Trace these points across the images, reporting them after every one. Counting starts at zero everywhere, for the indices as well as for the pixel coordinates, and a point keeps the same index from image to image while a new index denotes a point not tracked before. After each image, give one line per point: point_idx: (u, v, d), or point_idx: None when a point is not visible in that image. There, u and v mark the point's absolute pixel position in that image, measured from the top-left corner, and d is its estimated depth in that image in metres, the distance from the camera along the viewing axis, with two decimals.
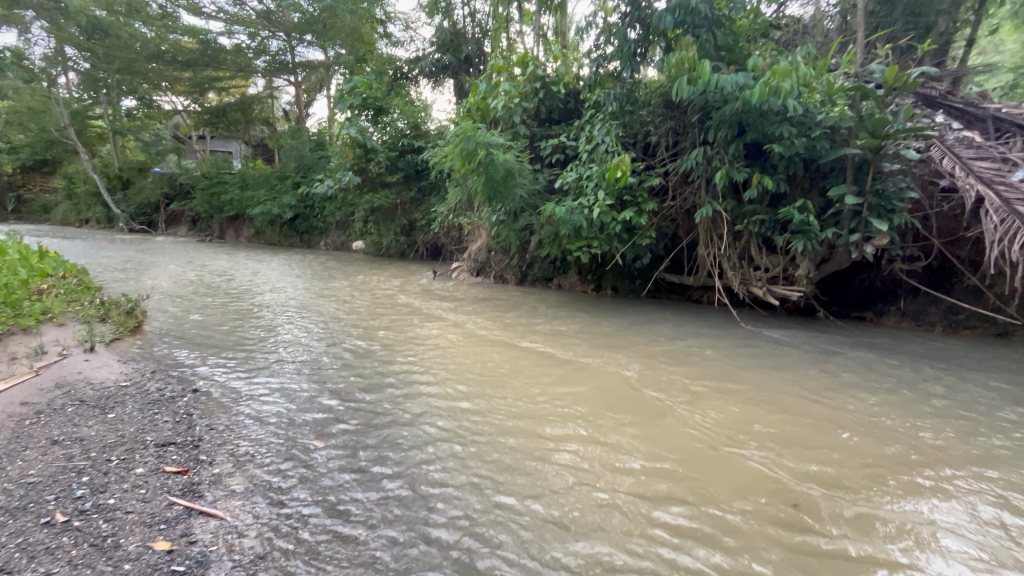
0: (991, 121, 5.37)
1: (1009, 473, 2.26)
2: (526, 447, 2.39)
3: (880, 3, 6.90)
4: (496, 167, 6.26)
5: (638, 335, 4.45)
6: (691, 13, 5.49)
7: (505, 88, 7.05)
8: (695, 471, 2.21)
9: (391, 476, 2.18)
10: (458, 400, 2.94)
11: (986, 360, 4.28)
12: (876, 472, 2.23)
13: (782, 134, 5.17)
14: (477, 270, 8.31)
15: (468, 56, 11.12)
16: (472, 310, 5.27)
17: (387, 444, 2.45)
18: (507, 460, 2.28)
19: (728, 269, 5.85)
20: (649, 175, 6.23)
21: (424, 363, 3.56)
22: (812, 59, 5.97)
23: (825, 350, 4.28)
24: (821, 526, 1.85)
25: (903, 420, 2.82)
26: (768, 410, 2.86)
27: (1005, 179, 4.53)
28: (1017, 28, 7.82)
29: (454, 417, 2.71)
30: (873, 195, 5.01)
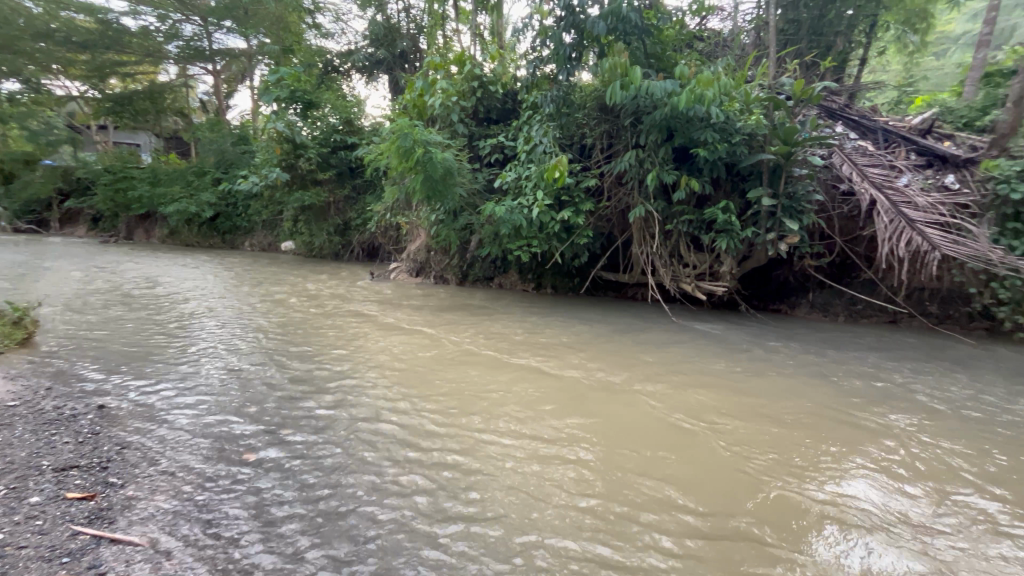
0: (881, 132, 6.04)
1: (897, 454, 2.57)
2: (476, 457, 2.38)
3: (789, 22, 7.59)
4: (435, 165, 6.16)
5: (580, 336, 4.57)
6: (622, 20, 5.75)
7: (442, 86, 6.99)
8: (638, 471, 2.31)
9: (332, 488, 2.10)
10: (405, 410, 2.87)
11: (878, 346, 4.82)
12: (790, 459, 2.46)
13: (706, 139, 5.50)
14: (416, 270, 8.17)
15: (404, 51, 10.91)
16: (413, 316, 5.17)
17: (327, 456, 2.34)
18: (458, 471, 2.25)
19: (660, 267, 6.15)
20: (585, 176, 6.41)
21: (366, 373, 3.44)
22: (731, 70, 6.43)
23: (746, 343, 4.63)
24: (751, 517, 2.00)
25: (820, 410, 3.10)
26: (697, 406, 3.06)
27: (893, 184, 5.11)
28: (899, 51, 8.87)
29: (401, 428, 2.64)
30: (786, 197, 5.46)
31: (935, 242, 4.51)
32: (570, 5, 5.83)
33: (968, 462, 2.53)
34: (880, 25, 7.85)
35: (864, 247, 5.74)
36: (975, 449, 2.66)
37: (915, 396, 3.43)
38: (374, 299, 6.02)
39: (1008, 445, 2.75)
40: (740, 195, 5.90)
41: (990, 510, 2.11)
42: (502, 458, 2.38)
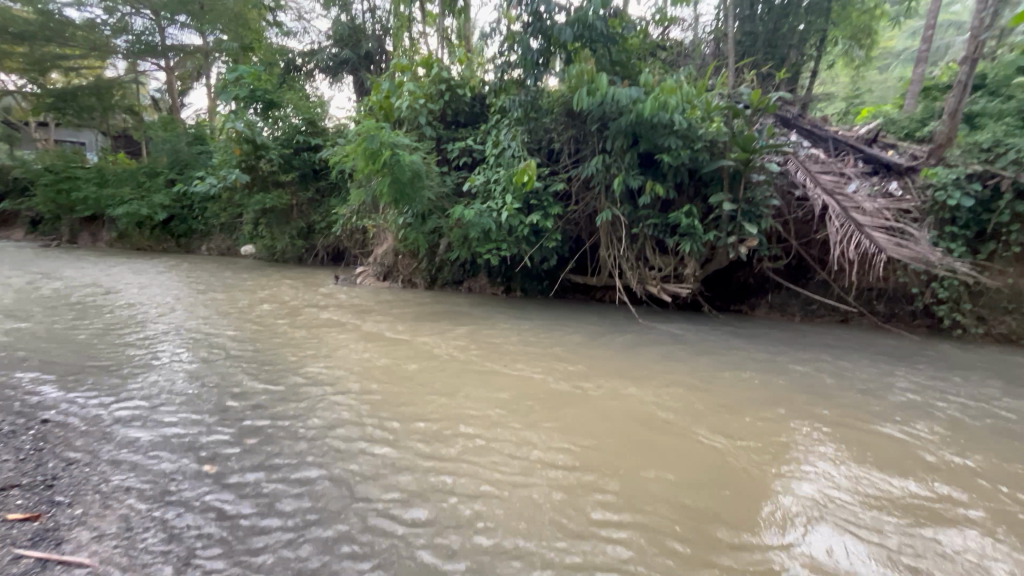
0: (831, 141, 6.37)
1: (851, 445, 2.71)
2: (449, 461, 2.35)
3: (745, 34, 7.92)
4: (403, 168, 6.09)
5: (550, 339, 4.60)
6: (588, 28, 5.87)
7: (409, 88, 6.94)
8: (611, 467, 2.35)
9: (301, 498, 2.04)
10: (375, 415, 2.81)
11: (833, 343, 5.07)
12: (753, 453, 2.56)
13: (670, 145, 5.66)
14: (384, 274, 8.03)
15: (369, 52, 10.77)
16: (382, 321, 5.09)
17: (294, 465, 2.27)
18: (432, 475, 2.22)
19: (627, 269, 6.28)
20: (553, 180, 6.48)
21: (334, 378, 3.36)
22: (693, 79, 6.64)
23: (710, 343, 4.78)
24: (718, 510, 2.07)
25: (781, 405, 3.22)
26: (665, 404, 3.14)
27: (843, 191, 5.39)
28: (847, 64, 9.38)
29: (372, 433, 2.59)
30: (745, 202, 5.67)
31: (883, 244, 4.77)
32: (537, 11, 5.90)
33: (917, 451, 2.68)
34: (829, 39, 8.29)
35: (818, 250, 6.03)
36: (923, 440, 2.84)
37: (866, 390, 3.63)
38: (340, 305, 5.89)
39: (951, 435, 2.93)
40: (702, 200, 6.09)
41: (938, 497, 2.24)
42: (476, 461, 2.36)
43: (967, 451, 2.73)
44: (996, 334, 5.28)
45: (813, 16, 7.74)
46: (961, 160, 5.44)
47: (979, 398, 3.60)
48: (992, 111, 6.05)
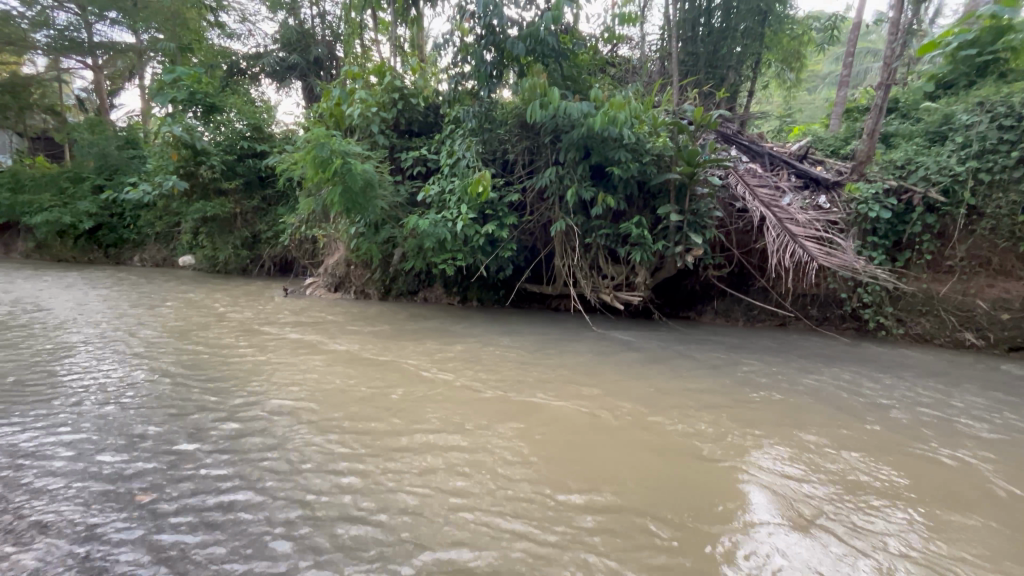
0: (767, 157, 6.80)
1: (788, 444, 2.90)
2: (408, 480, 2.31)
3: (688, 55, 8.36)
4: (354, 177, 5.94)
5: (508, 351, 4.63)
6: (541, 43, 6.00)
7: (361, 96, 6.83)
8: (569, 478, 2.40)
9: (248, 522, 1.97)
10: (329, 435, 2.72)
11: (772, 346, 5.39)
12: (701, 455, 2.69)
13: (620, 158, 5.87)
14: (335, 285, 7.80)
15: (319, 58, 10.53)
16: (335, 335, 4.95)
17: (243, 490, 2.18)
18: (391, 496, 2.18)
19: (582, 278, 6.43)
20: (508, 191, 6.54)
21: (285, 398, 3.23)
22: (640, 95, 6.93)
23: (661, 350, 4.97)
24: (670, 513, 2.15)
25: (727, 409, 3.39)
26: (620, 411, 3.24)
27: (779, 203, 5.76)
28: (780, 85, 10.08)
29: (326, 455, 2.51)
30: (691, 213, 5.93)
31: (814, 253, 5.13)
32: (489, 24, 5.97)
33: (849, 448, 2.89)
34: (764, 61, 8.89)
35: (757, 258, 6.39)
36: (849, 435, 3.08)
37: (802, 391, 3.89)
38: (289, 319, 5.67)
39: (878, 431, 3.18)
40: (651, 212, 6.33)
41: (872, 494, 2.40)
42: (436, 479, 2.34)
43: (890, 444, 2.99)
44: (913, 334, 5.76)
45: (749, 40, 8.28)
46: (880, 176, 5.98)
47: (899, 394, 3.93)
48: (903, 132, 6.68)
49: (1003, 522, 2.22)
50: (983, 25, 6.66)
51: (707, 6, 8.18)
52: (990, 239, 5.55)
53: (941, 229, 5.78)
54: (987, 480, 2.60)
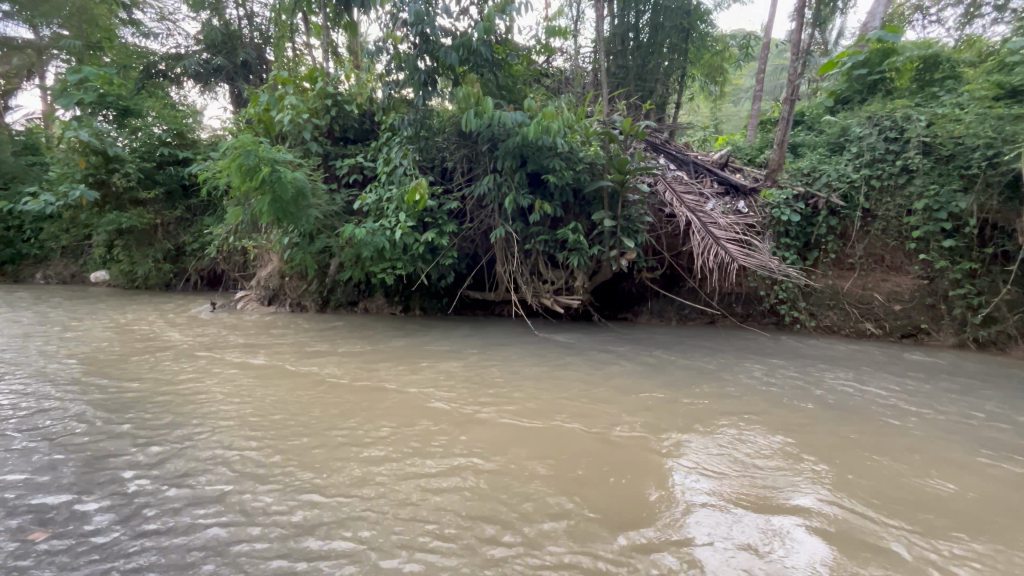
0: (692, 165, 7.26)
1: (708, 432, 3.16)
2: (345, 497, 2.29)
3: (619, 69, 8.80)
4: (285, 186, 5.72)
5: (450, 360, 4.66)
6: (473, 53, 6.10)
7: (291, 103, 6.61)
8: (507, 478, 2.49)
9: (172, 546, 1.93)
10: (263, 457, 2.64)
11: (699, 343, 5.77)
12: (630, 448, 2.88)
13: (555, 166, 6.07)
14: (269, 298, 7.47)
15: (247, 61, 10.10)
16: (269, 351, 4.78)
17: (170, 515, 2.12)
18: (328, 515, 2.15)
19: (522, 284, 6.57)
20: (447, 199, 6.57)
21: (214, 420, 3.09)
22: (573, 105, 7.20)
23: (597, 351, 5.20)
24: (601, 504, 2.30)
25: (659, 405, 3.60)
26: (555, 412, 3.39)
27: (703, 209, 6.17)
28: (704, 98, 10.80)
29: (259, 474, 2.47)
30: (623, 218, 6.22)
31: (735, 255, 5.52)
32: (423, 32, 5.98)
33: (763, 432, 3.18)
34: (688, 75, 9.49)
35: (686, 260, 6.79)
36: (761, 418, 3.40)
37: (722, 382, 4.21)
38: (218, 336, 5.38)
39: (790, 416, 3.49)
40: (586, 217, 6.57)
41: (787, 475, 2.63)
42: (375, 493, 2.33)
43: (795, 424, 3.33)
44: (823, 326, 6.32)
45: (673, 55, 8.82)
46: (789, 183, 6.59)
47: (811, 381, 4.31)
48: (808, 143, 7.34)
49: (894, 492, 2.50)
50: (872, 48, 7.48)
51: (635, 22, 8.63)
52: (882, 238, 6.22)
53: (842, 230, 6.42)
54: (885, 456, 2.89)
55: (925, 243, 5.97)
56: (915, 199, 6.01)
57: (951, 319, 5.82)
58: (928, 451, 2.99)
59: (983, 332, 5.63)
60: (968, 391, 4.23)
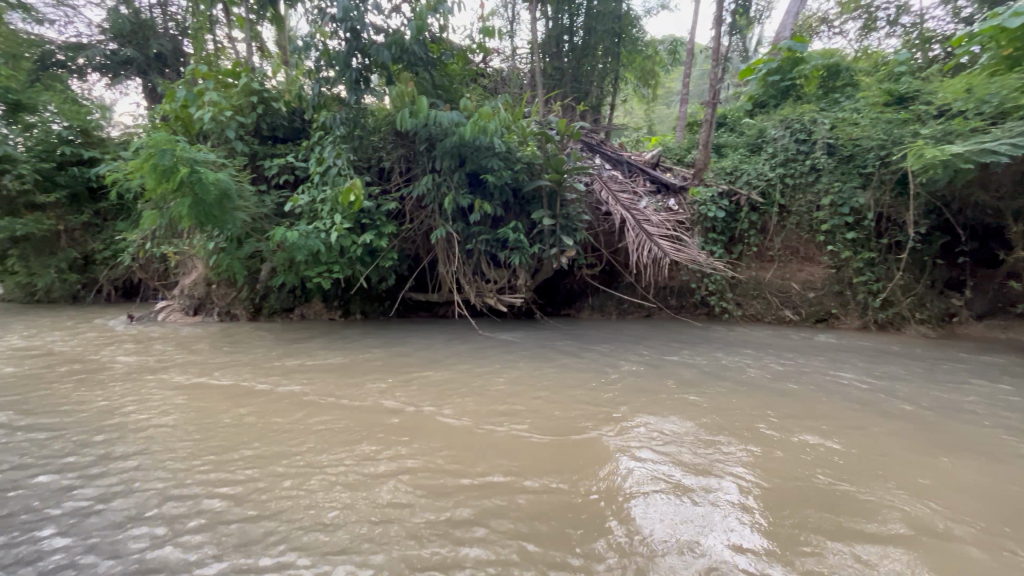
0: (626, 164, 7.52)
1: (645, 418, 3.30)
2: (283, 508, 2.20)
3: (555, 71, 8.98)
4: (206, 187, 5.33)
5: (392, 363, 4.58)
6: (407, 51, 5.99)
7: (211, 99, 6.19)
8: (451, 477, 2.49)
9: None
10: (193, 475, 2.49)
11: (637, 335, 6.02)
12: (573, 438, 2.96)
13: (493, 166, 6.09)
14: (195, 308, 6.99)
15: (161, 53, 9.36)
16: (196, 364, 4.49)
17: (85, 544, 1.96)
18: (267, 527, 2.06)
19: (465, 283, 6.55)
20: (385, 199, 6.41)
21: (136, 440, 2.87)
22: (510, 105, 7.25)
23: (541, 348, 5.29)
24: (546, 494, 2.35)
25: (600, 396, 3.73)
26: (500, 409, 3.42)
27: (637, 207, 6.41)
28: (637, 99, 11.24)
29: (185, 493, 2.32)
30: (562, 217, 6.35)
31: (666, 250, 5.80)
32: (353, 28, 5.81)
33: (695, 414, 3.37)
34: (621, 78, 9.82)
35: (623, 257, 7.04)
36: (693, 403, 3.60)
37: (658, 371, 4.42)
38: (138, 351, 4.98)
39: (719, 398, 3.72)
40: (527, 216, 6.65)
41: (718, 453, 2.80)
42: (319, 500, 2.26)
43: (724, 406, 3.56)
44: (748, 314, 6.78)
45: (606, 58, 9.10)
46: (714, 181, 7.02)
47: (738, 366, 4.62)
48: (730, 144, 7.83)
49: (811, 459, 2.74)
50: (784, 56, 8.09)
51: (569, 24, 8.79)
52: (797, 232, 6.74)
53: (762, 225, 6.91)
54: (801, 428, 3.15)
55: (833, 235, 6.55)
56: (823, 196, 6.56)
57: (856, 304, 6.42)
58: (838, 421, 3.30)
59: (882, 314, 6.26)
60: (871, 367, 4.69)
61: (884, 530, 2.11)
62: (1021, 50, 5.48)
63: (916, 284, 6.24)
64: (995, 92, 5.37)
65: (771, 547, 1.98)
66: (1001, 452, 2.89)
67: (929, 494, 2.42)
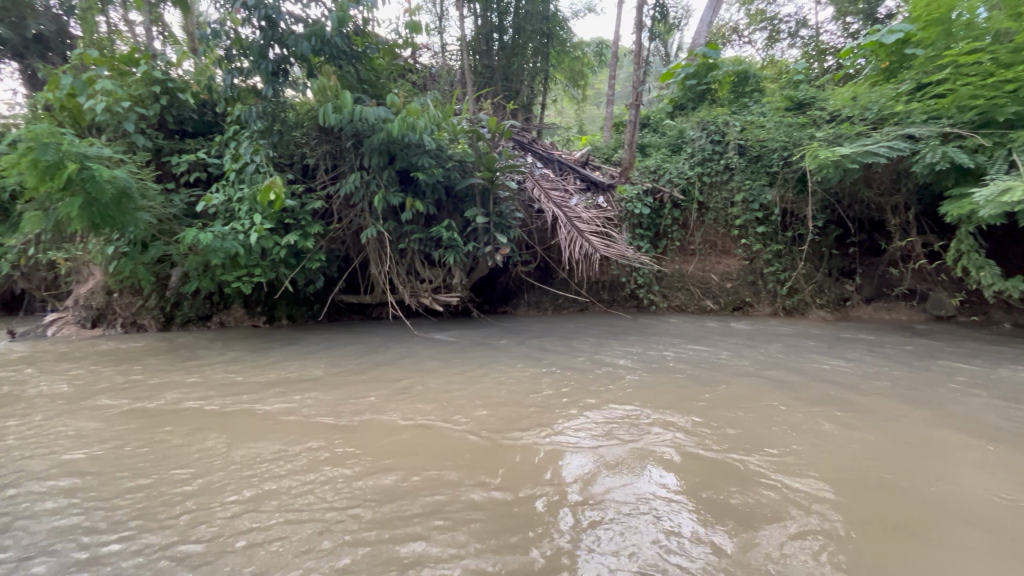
0: (557, 163, 7.65)
1: (579, 408, 3.40)
2: (199, 524, 2.05)
3: (485, 69, 8.97)
4: (101, 186, 4.73)
5: (321, 369, 4.38)
6: (328, 43, 5.72)
7: (104, 87, 5.56)
8: (386, 476, 2.43)
9: None
10: (91, 497, 2.25)
11: (571, 329, 6.17)
12: (509, 431, 3.00)
13: (424, 164, 5.95)
14: (93, 320, 6.29)
15: (42, 35, 8.31)
16: (95, 381, 4.05)
17: None
18: (181, 545, 1.91)
19: (399, 284, 6.39)
20: (310, 198, 6.10)
21: (19, 468, 2.53)
22: (440, 102, 7.14)
23: (477, 346, 5.29)
24: (483, 486, 2.36)
25: (536, 390, 3.78)
26: (435, 407, 3.39)
27: (568, 205, 6.56)
28: (568, 99, 11.49)
29: (82, 517, 2.10)
30: (495, 215, 6.36)
31: (597, 246, 5.98)
32: (268, 16, 5.46)
33: (625, 401, 3.53)
34: (551, 78, 10.00)
35: (556, 253, 7.17)
36: (622, 391, 3.76)
37: (591, 363, 4.56)
38: (24, 372, 4.40)
39: (647, 385, 3.92)
40: (460, 215, 6.60)
41: (647, 435, 2.96)
42: (241, 515, 2.11)
43: (651, 392, 3.75)
44: (673, 305, 7.17)
45: (536, 58, 9.22)
46: (639, 179, 7.35)
47: (664, 354, 4.88)
48: (653, 143, 8.22)
49: (729, 434, 2.97)
50: (699, 62, 8.59)
51: (498, 23, 8.80)
52: (714, 226, 7.22)
53: (683, 221, 7.33)
54: (719, 408, 3.40)
55: (745, 230, 7.07)
56: (737, 193, 7.07)
57: (766, 293, 6.97)
58: (751, 398, 3.60)
59: (788, 301, 6.84)
60: (779, 349, 5.13)
61: (789, 493, 2.32)
62: (896, 64, 6.21)
63: (816, 273, 6.88)
64: (875, 101, 6.02)
65: (691, 516, 2.13)
66: (884, 416, 3.28)
67: (825, 455, 2.70)
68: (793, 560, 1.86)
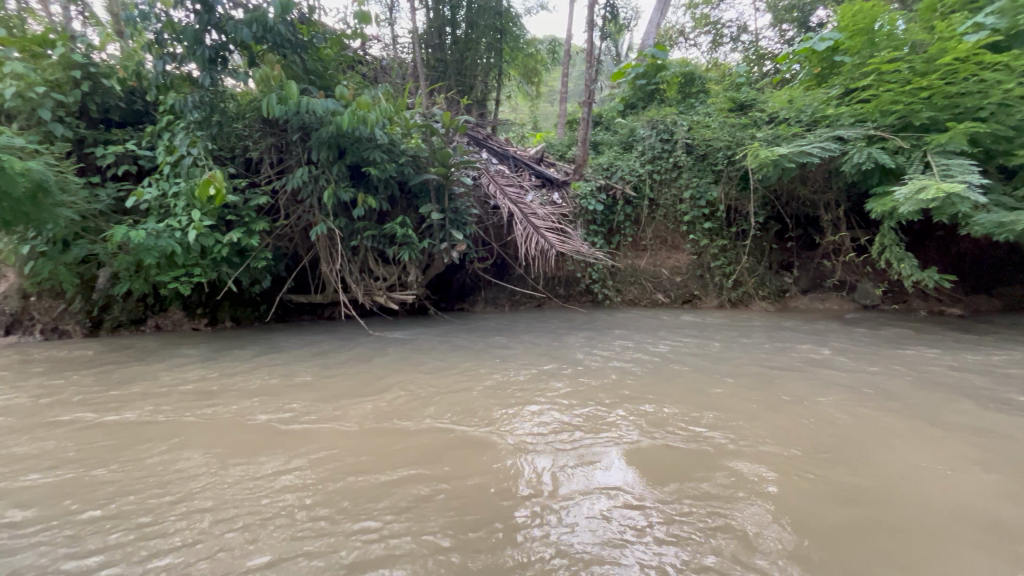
0: (512, 159, 7.60)
1: (539, 404, 3.42)
2: (136, 543, 1.91)
3: (438, 63, 8.81)
4: (12, 179, 4.26)
5: (269, 372, 4.18)
6: (270, 31, 5.41)
7: (13, 70, 5.02)
8: (343, 480, 2.36)
9: None
10: (8, 521, 2.05)
11: (528, 326, 6.19)
12: (469, 429, 2.98)
13: (375, 159, 5.74)
14: (8, 327, 5.71)
15: None
16: (11, 394, 3.69)
17: None
18: (115, 567, 1.77)
19: (351, 282, 6.19)
20: (253, 193, 5.79)
21: None
22: (391, 95, 6.94)
23: (434, 344, 5.21)
24: (443, 484, 2.33)
25: (495, 388, 3.77)
26: (392, 409, 3.31)
27: (524, 201, 6.56)
28: (522, 96, 11.49)
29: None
30: (450, 211, 6.27)
31: (553, 242, 6.01)
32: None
33: (583, 395, 3.59)
34: (505, 74, 9.96)
35: (513, 249, 7.17)
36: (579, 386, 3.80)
37: (549, 359, 4.59)
38: None
39: (604, 378, 3.99)
40: (414, 211, 6.48)
41: (606, 426, 3.03)
42: (185, 530, 1.99)
43: (608, 385, 3.83)
44: (626, 299, 7.34)
45: (490, 54, 9.15)
46: (593, 176, 7.48)
47: (620, 348, 4.99)
48: (606, 141, 8.37)
49: (681, 422, 3.08)
50: (649, 62, 8.81)
51: (450, 17, 8.66)
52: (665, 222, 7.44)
53: (635, 217, 7.53)
54: (673, 398, 3.51)
55: (694, 226, 7.35)
56: (686, 190, 7.32)
57: (714, 287, 7.26)
58: (701, 387, 3.74)
59: (734, 293, 7.16)
60: (726, 340, 5.36)
61: (738, 474, 2.44)
62: (827, 70, 6.62)
63: (758, 266, 7.25)
64: (809, 104, 6.40)
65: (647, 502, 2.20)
66: (821, 400, 3.49)
67: (770, 438, 2.85)
68: (742, 537, 1.95)
